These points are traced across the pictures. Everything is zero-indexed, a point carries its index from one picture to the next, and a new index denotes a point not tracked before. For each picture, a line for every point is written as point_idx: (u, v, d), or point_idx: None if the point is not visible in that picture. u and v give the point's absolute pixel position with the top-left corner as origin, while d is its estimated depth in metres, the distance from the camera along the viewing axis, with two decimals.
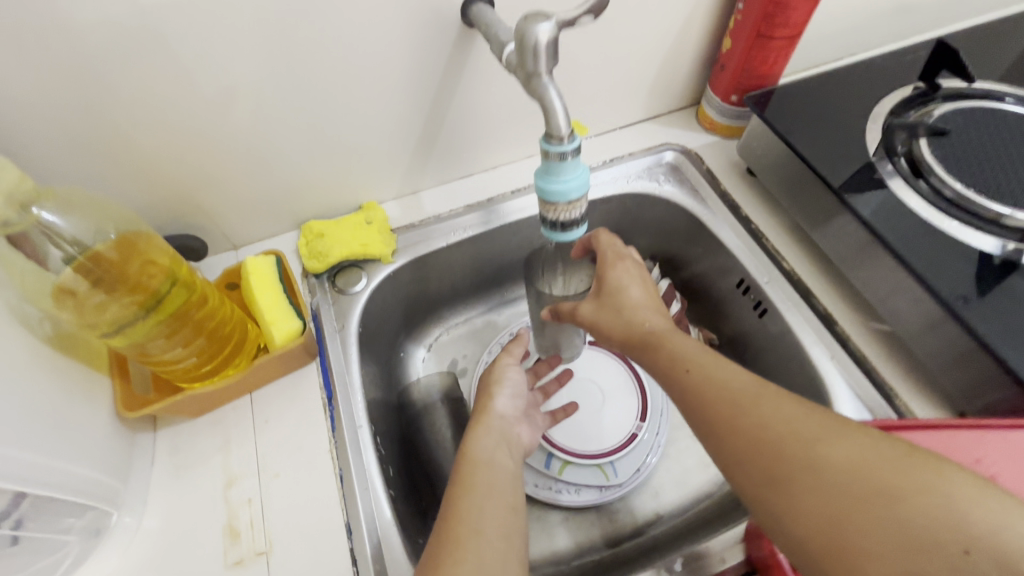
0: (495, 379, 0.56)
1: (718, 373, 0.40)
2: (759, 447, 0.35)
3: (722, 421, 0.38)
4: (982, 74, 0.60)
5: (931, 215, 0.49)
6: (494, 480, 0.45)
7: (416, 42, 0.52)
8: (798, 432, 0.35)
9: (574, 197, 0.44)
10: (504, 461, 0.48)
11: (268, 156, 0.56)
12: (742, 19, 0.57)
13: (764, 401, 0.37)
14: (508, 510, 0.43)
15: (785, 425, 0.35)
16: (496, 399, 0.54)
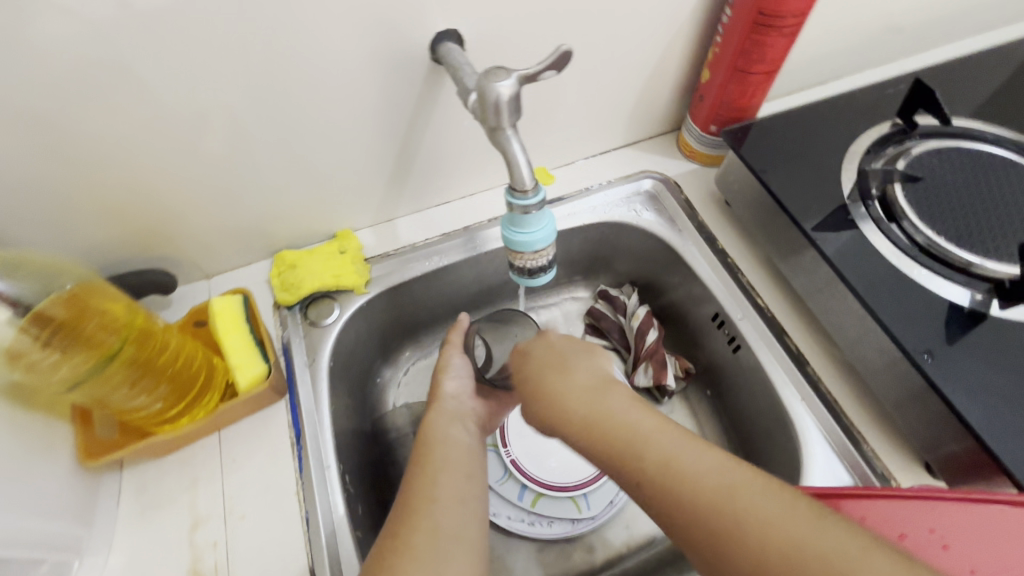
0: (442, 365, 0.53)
1: (677, 450, 0.36)
2: (696, 506, 0.34)
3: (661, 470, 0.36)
4: (961, 110, 0.60)
5: (901, 262, 0.49)
6: (452, 459, 0.45)
7: (387, 79, 0.51)
8: (736, 497, 0.33)
9: (540, 246, 0.44)
10: (460, 438, 0.47)
11: (237, 189, 0.55)
12: (720, 53, 0.56)
13: (729, 480, 0.34)
14: (464, 483, 0.44)
15: (721, 486, 0.34)
16: (446, 382, 0.52)
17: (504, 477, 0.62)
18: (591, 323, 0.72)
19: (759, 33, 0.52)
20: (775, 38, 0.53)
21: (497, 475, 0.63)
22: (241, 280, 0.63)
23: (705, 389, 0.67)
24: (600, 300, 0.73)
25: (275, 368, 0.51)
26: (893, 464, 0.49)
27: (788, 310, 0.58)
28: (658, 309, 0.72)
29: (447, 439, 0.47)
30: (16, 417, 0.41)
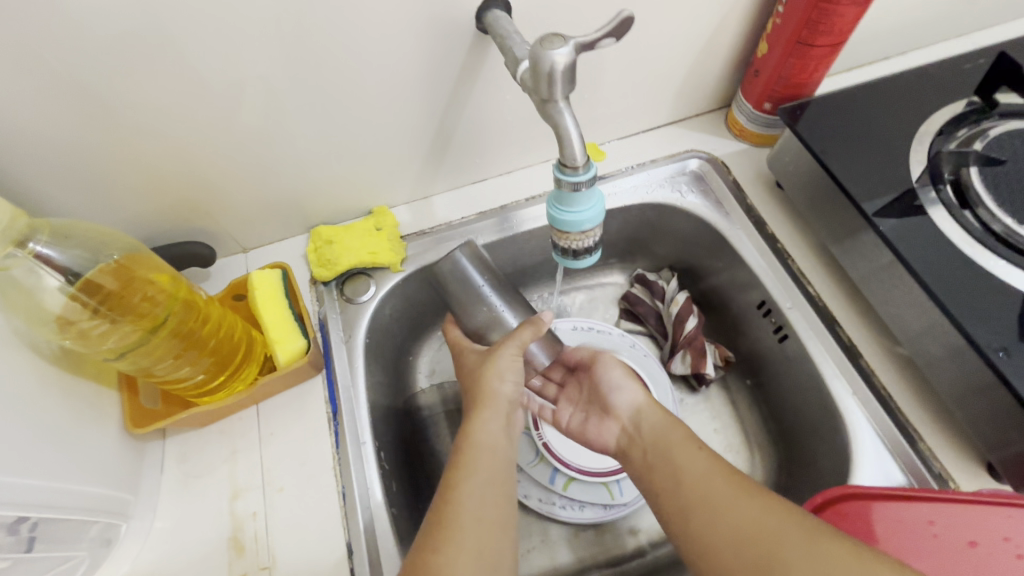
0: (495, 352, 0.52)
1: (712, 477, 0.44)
2: (741, 548, 0.39)
3: (705, 519, 0.42)
4: None
5: (974, 252, 0.46)
6: (496, 469, 0.46)
7: (429, 48, 0.49)
8: (776, 536, 0.39)
9: (588, 227, 0.42)
10: (499, 439, 0.48)
11: (276, 162, 0.54)
12: (781, 23, 0.52)
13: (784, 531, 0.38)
14: (500, 480, 0.46)
15: (762, 528, 0.39)
16: (496, 375, 0.50)
17: (536, 460, 0.62)
18: (627, 307, 0.70)
19: (828, 1, 0.48)
20: (845, 7, 0.49)
21: (529, 458, 0.62)
22: (278, 254, 0.62)
23: (746, 378, 0.65)
24: (637, 284, 0.71)
25: (313, 344, 0.51)
26: (951, 465, 0.46)
27: (843, 299, 0.55)
28: (698, 295, 0.70)
29: (487, 445, 0.47)
30: (64, 382, 0.42)
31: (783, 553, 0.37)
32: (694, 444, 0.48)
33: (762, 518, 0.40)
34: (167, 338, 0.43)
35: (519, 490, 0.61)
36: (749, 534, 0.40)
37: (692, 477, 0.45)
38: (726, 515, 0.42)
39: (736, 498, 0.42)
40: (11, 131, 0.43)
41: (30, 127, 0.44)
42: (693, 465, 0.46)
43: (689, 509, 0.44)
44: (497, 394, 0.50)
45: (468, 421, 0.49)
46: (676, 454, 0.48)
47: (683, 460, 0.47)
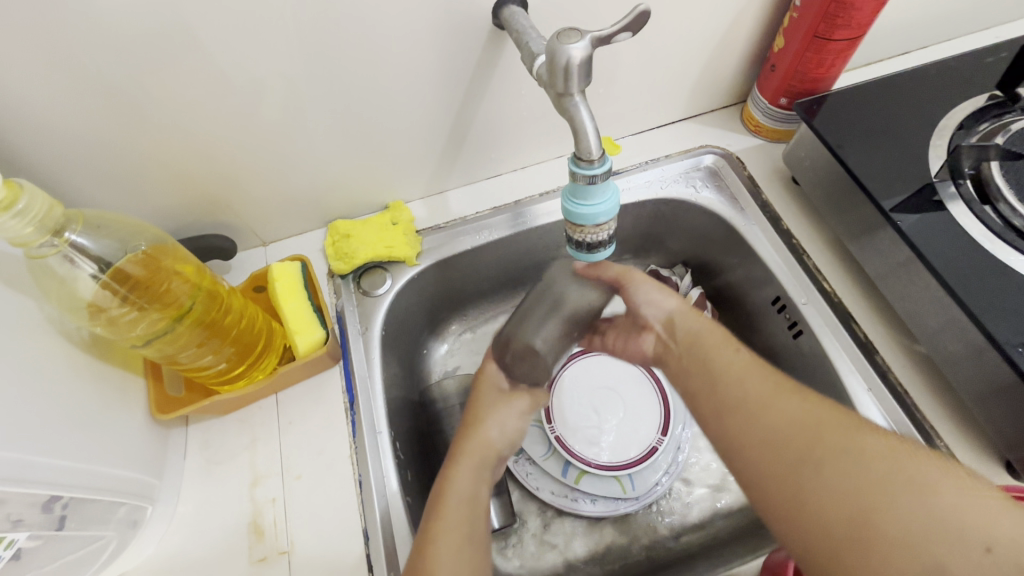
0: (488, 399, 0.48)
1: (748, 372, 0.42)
2: (772, 438, 0.37)
3: (741, 411, 0.39)
4: None
5: (994, 247, 0.45)
6: (470, 514, 0.41)
7: (446, 44, 0.49)
8: (817, 429, 0.36)
9: (602, 220, 0.42)
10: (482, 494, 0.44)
11: (295, 157, 0.56)
12: (798, 18, 0.52)
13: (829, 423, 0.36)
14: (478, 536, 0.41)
15: (800, 423, 0.37)
16: (489, 420, 0.47)
17: (548, 453, 0.63)
18: None
19: None
20: (864, 1, 0.48)
21: (542, 451, 0.63)
22: (297, 248, 0.64)
23: None
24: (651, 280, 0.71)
25: (331, 335, 0.52)
26: (969, 463, 0.46)
27: (859, 296, 0.55)
28: (712, 291, 0.70)
29: (469, 492, 0.43)
30: (94, 369, 0.44)
31: (822, 446, 0.35)
32: (728, 345, 0.44)
33: (803, 413, 0.37)
34: (192, 326, 0.44)
35: (532, 483, 0.62)
36: (786, 428, 0.37)
37: (732, 375, 0.42)
38: (764, 408, 0.39)
39: (775, 395, 0.39)
40: (44, 126, 0.45)
41: (62, 123, 0.45)
42: (731, 363, 0.42)
43: (724, 405, 0.41)
44: (485, 445, 0.46)
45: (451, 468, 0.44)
46: (713, 353, 0.44)
47: (720, 358, 0.43)
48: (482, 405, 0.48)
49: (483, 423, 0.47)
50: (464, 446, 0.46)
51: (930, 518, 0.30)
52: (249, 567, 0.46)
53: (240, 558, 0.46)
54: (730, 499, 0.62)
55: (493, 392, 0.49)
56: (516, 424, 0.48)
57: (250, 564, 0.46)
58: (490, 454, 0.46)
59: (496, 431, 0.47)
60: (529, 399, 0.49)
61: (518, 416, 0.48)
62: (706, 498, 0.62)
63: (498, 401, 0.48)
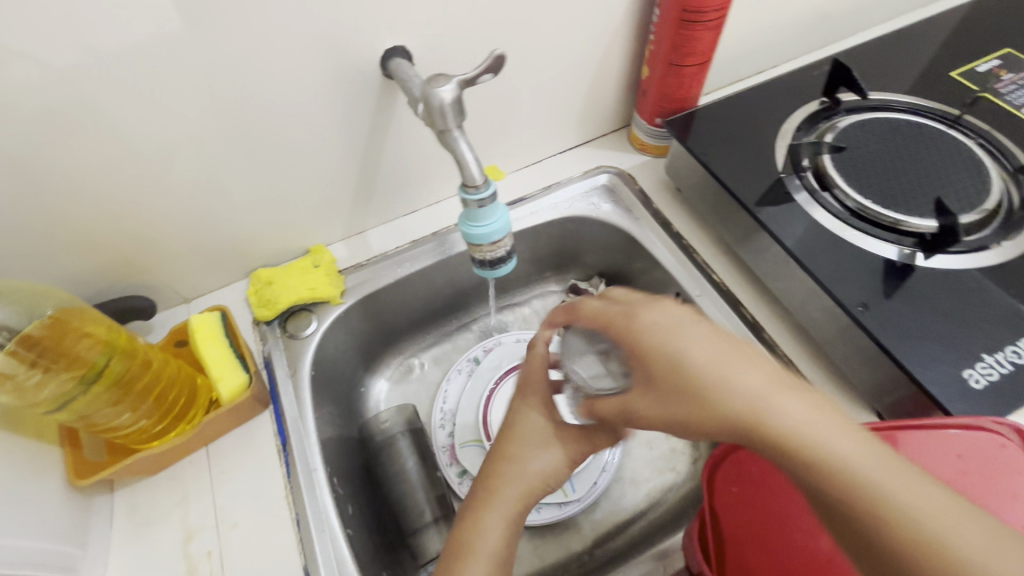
0: (512, 466, 0.44)
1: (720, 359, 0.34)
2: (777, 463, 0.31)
3: (738, 429, 0.33)
4: (873, 81, 0.63)
5: (835, 227, 0.52)
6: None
7: (342, 97, 0.54)
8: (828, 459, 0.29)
9: (496, 238, 0.46)
10: (496, 540, 0.40)
11: (208, 212, 0.57)
12: (656, 49, 0.60)
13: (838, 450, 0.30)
14: None
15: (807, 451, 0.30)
16: (492, 513, 0.41)
17: None
18: None
19: (687, 29, 0.56)
20: (702, 32, 0.57)
21: None
22: (221, 301, 0.65)
23: None
24: (572, 294, 0.77)
25: (256, 377, 0.52)
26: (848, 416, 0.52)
27: (743, 283, 0.61)
28: None
29: (494, 546, 0.40)
30: (4, 444, 0.43)
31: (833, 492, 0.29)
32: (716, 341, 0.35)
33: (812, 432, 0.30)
34: (107, 386, 0.44)
35: None
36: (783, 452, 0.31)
37: (712, 384, 0.34)
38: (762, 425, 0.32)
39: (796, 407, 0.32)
40: None
41: None
42: (781, 382, 0.33)
43: (760, 433, 0.32)
44: (520, 490, 0.43)
45: (468, 516, 0.42)
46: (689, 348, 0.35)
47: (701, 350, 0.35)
48: (523, 439, 0.45)
49: (513, 461, 0.44)
50: (499, 484, 0.43)
51: (940, 574, 0.26)
52: None
53: None
54: (664, 488, 0.65)
55: (538, 427, 0.46)
56: (552, 462, 0.45)
57: None
58: (528, 495, 0.43)
59: (534, 476, 0.44)
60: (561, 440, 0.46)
61: (557, 452, 0.45)
62: (642, 490, 0.66)
63: (537, 435, 0.45)
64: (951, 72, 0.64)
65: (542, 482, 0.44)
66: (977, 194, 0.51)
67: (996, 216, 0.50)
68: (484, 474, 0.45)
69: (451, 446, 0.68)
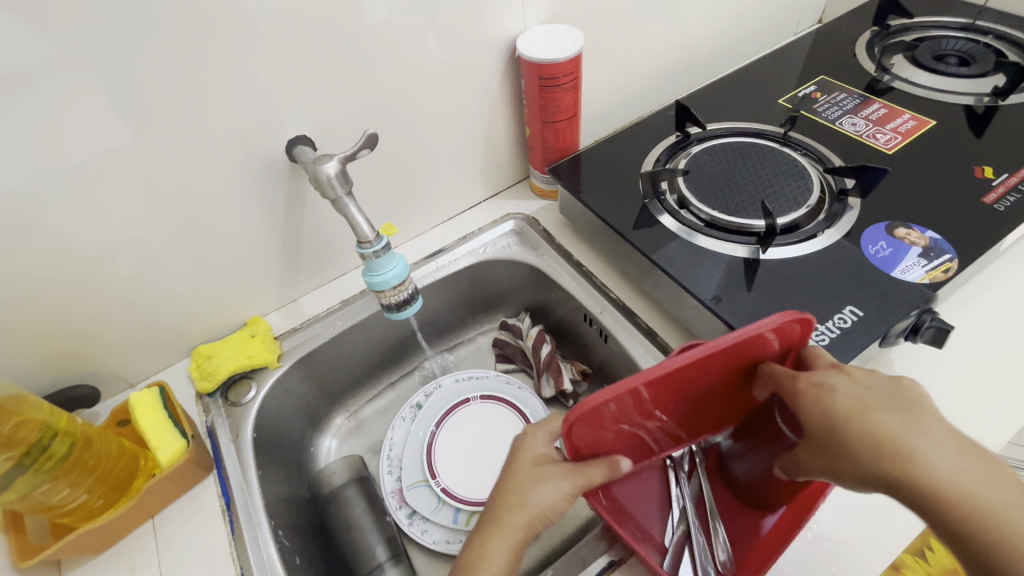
0: (520, 488, 0.45)
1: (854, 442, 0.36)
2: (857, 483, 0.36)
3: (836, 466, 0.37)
4: (716, 116, 0.75)
5: (693, 237, 0.61)
6: None
7: (258, 183, 0.62)
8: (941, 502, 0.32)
9: (397, 282, 0.53)
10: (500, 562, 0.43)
11: (145, 300, 0.63)
12: (529, 111, 0.71)
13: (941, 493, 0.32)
14: None
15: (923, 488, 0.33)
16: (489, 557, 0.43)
17: (439, 505, 0.68)
18: (498, 352, 0.82)
19: (548, 93, 0.67)
20: (561, 93, 0.67)
21: (432, 506, 0.68)
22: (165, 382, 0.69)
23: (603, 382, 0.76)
24: (502, 330, 0.83)
25: (194, 441, 0.56)
26: None
27: (637, 296, 0.69)
28: (551, 326, 0.83)
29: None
30: None
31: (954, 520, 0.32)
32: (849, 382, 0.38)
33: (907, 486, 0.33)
34: (46, 464, 0.48)
35: (428, 538, 0.66)
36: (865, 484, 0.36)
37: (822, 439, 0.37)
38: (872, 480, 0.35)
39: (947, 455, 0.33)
40: None
41: None
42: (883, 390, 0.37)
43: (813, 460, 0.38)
44: (527, 521, 0.44)
45: (480, 542, 0.44)
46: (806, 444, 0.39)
47: (852, 400, 0.37)
48: (526, 471, 0.46)
49: (525, 488, 0.45)
50: (506, 518, 0.44)
51: None
52: None
53: None
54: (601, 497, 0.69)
55: (539, 460, 0.47)
56: (561, 492, 0.45)
57: None
58: (528, 525, 0.44)
59: (539, 508, 0.44)
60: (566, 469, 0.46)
61: (564, 486, 0.45)
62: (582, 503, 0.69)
63: (545, 467, 0.46)
64: (779, 100, 0.77)
65: (548, 513, 0.44)
66: (800, 195, 0.62)
67: (819, 211, 0.61)
68: (500, 493, 0.46)
69: (399, 490, 0.70)
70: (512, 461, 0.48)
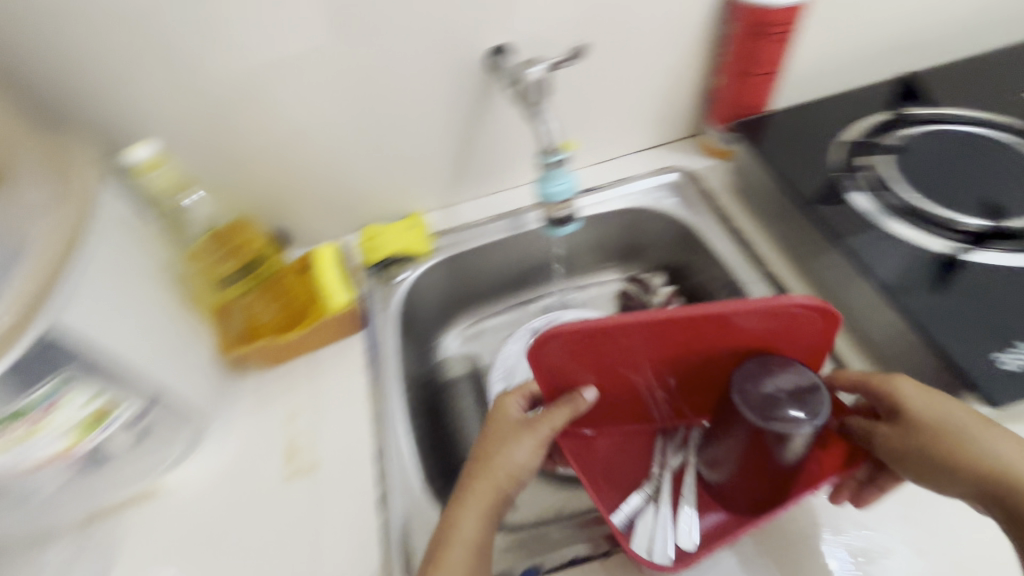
0: (504, 456, 0.48)
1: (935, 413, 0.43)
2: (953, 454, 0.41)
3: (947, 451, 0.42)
4: (945, 99, 0.66)
5: (889, 223, 0.55)
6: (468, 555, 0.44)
7: (452, 84, 0.65)
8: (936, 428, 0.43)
9: (566, 197, 0.56)
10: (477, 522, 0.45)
11: (336, 173, 0.70)
12: (728, 61, 0.67)
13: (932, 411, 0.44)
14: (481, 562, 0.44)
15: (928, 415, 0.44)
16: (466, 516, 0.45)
17: None
18: (625, 301, 0.82)
19: (756, 41, 0.63)
20: (770, 45, 0.64)
21: None
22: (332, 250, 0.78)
23: None
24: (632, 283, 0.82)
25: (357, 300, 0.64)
26: None
27: (796, 274, 0.64)
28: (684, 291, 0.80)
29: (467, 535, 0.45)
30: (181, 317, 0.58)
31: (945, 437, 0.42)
32: (1003, 437, 0.41)
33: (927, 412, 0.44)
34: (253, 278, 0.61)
35: None
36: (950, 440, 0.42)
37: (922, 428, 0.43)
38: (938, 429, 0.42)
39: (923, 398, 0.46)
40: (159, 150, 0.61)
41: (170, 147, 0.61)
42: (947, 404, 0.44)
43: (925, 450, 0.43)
44: (501, 483, 0.47)
45: (454, 500, 0.47)
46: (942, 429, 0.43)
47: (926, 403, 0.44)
48: (496, 436, 0.49)
49: (496, 454, 0.48)
50: (475, 482, 0.47)
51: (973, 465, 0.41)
52: (282, 481, 0.56)
53: (276, 473, 0.57)
54: None
55: (506, 430, 0.49)
56: (527, 456, 0.48)
57: (283, 478, 0.56)
58: (494, 490, 0.47)
59: (503, 472, 0.47)
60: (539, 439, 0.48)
61: (527, 452, 0.48)
62: None
63: (508, 436, 0.49)
64: None
65: (509, 478, 0.47)
66: None
67: None
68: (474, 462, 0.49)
69: None
70: (484, 432, 0.51)
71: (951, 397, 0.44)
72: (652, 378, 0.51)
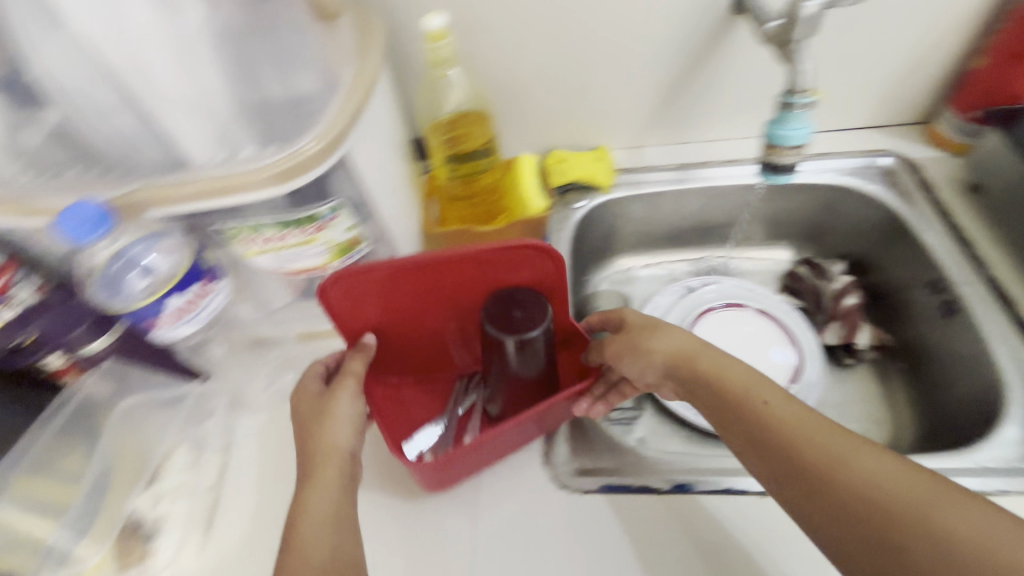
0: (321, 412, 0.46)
1: (870, 468, 0.38)
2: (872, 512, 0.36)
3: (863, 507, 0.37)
4: None
5: None
6: (326, 539, 0.40)
7: (695, 20, 0.65)
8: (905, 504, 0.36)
9: (793, 143, 0.55)
10: (325, 503, 0.41)
11: (550, 93, 0.73)
12: (1003, 38, 0.61)
13: (869, 464, 0.38)
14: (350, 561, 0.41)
15: (891, 483, 0.37)
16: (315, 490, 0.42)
17: None
18: (789, 283, 0.78)
19: None
20: None
21: None
22: None
23: (900, 363, 0.69)
24: (805, 265, 0.77)
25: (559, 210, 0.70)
26: None
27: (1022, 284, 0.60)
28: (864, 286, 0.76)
29: (319, 512, 0.41)
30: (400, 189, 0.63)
31: (904, 515, 0.36)
32: (964, 501, 0.36)
33: (887, 479, 0.37)
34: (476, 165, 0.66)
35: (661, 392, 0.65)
36: (883, 492, 0.37)
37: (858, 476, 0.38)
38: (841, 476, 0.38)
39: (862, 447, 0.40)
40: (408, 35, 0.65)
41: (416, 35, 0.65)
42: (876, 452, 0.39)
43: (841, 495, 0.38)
44: (329, 448, 0.44)
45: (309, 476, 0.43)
46: (856, 460, 0.39)
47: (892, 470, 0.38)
48: (313, 402, 0.48)
49: (319, 412, 0.46)
50: (317, 457, 0.44)
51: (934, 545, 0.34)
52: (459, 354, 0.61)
53: None
54: None
55: (316, 392, 0.48)
56: (352, 418, 0.46)
57: None
58: (339, 459, 0.44)
59: (339, 436, 0.45)
60: (343, 394, 0.47)
61: (348, 408, 0.46)
62: None
63: (329, 395, 0.48)
64: None
65: (344, 442, 0.45)
66: None
67: None
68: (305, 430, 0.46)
69: None
70: (305, 400, 0.49)
71: (882, 450, 0.39)
72: (449, 322, 0.55)
